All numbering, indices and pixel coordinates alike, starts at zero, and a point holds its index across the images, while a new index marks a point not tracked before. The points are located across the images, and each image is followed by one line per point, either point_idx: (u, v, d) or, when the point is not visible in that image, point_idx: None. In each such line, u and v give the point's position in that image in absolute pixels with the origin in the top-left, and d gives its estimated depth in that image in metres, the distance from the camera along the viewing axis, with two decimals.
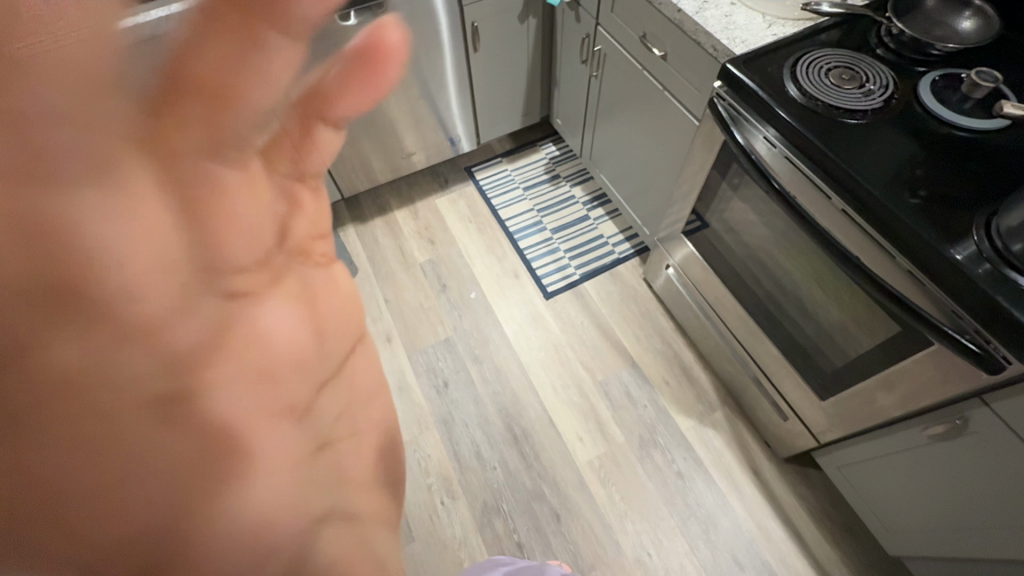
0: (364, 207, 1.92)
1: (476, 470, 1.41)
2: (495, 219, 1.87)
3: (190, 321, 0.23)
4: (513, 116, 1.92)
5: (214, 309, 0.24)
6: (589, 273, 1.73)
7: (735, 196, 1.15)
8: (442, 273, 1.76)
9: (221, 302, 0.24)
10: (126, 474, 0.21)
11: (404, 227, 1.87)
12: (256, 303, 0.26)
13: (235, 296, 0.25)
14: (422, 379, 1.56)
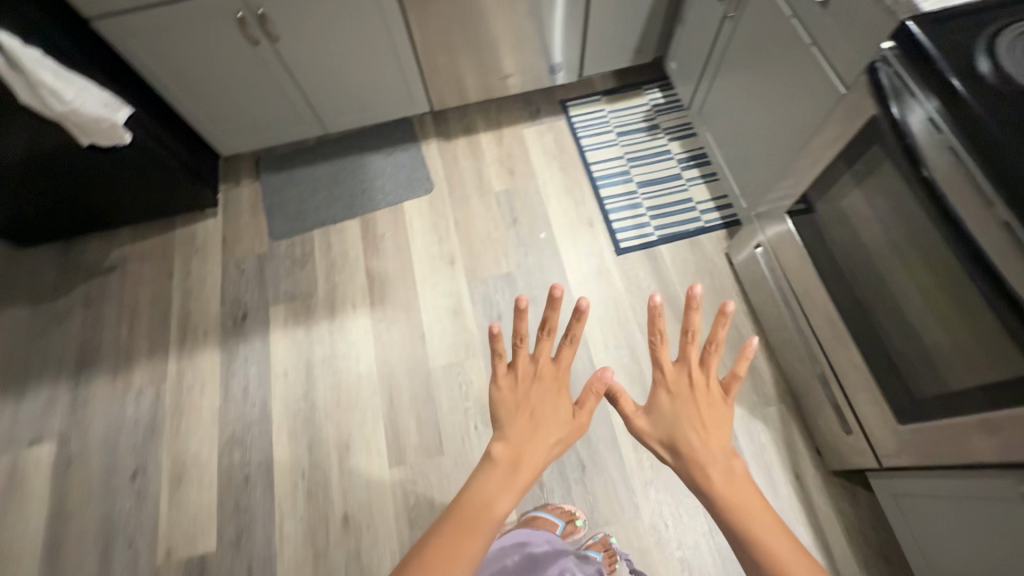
0: (450, 124, 1.86)
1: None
2: (581, 160, 1.78)
3: (502, 398, 0.82)
4: (624, 50, 1.76)
5: (501, 391, 0.83)
6: (668, 237, 1.63)
7: (856, 188, 1.02)
8: (516, 206, 1.71)
9: (503, 389, 0.83)
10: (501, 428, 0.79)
11: (487, 152, 1.81)
12: (513, 383, 0.84)
13: (503, 385, 0.83)
14: (478, 308, 1.56)
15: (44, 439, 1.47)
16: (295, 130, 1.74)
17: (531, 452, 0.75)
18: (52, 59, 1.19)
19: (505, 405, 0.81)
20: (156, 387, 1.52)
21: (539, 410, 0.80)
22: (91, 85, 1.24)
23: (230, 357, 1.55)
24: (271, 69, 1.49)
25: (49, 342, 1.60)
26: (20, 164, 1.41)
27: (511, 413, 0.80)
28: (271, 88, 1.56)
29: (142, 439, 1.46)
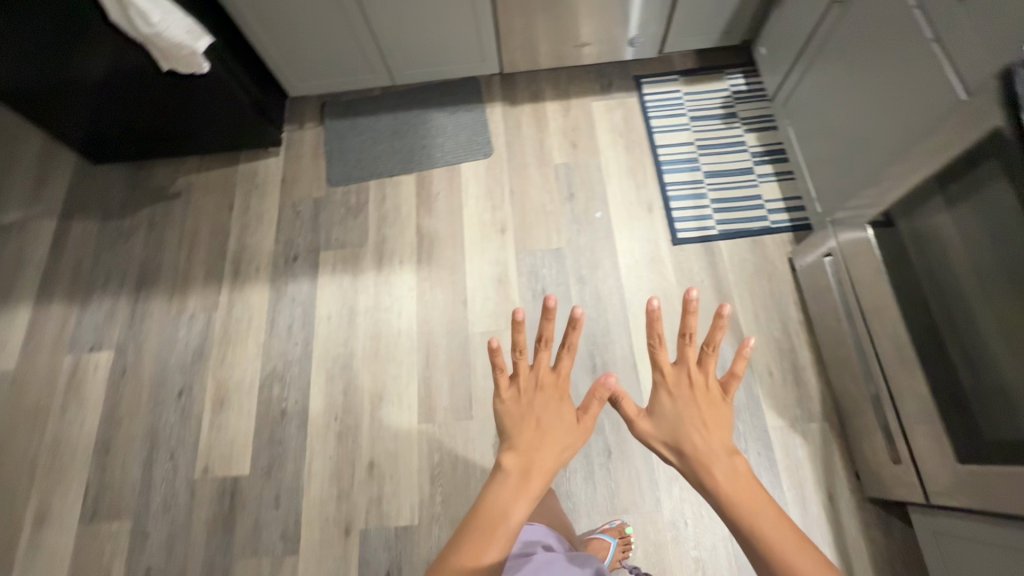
0: (517, 88, 1.81)
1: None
2: (648, 142, 1.70)
3: (509, 410, 0.89)
4: (712, 29, 1.65)
5: (507, 404, 0.90)
6: (730, 233, 1.56)
7: (946, 212, 0.96)
8: (574, 181, 1.66)
9: (507, 401, 0.90)
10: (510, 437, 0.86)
11: (552, 123, 1.76)
12: (517, 395, 0.90)
13: (508, 397, 0.90)
14: (523, 280, 1.55)
15: (103, 347, 1.56)
16: (362, 77, 1.72)
17: (544, 456, 0.82)
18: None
19: (512, 419, 0.88)
20: (208, 314, 1.58)
21: (544, 418, 0.87)
22: (176, 11, 1.24)
23: (279, 295, 1.59)
24: (347, 12, 1.47)
25: (115, 257, 1.69)
26: (101, 81, 1.44)
27: (518, 424, 0.87)
28: (345, 32, 1.54)
29: (191, 360, 1.53)
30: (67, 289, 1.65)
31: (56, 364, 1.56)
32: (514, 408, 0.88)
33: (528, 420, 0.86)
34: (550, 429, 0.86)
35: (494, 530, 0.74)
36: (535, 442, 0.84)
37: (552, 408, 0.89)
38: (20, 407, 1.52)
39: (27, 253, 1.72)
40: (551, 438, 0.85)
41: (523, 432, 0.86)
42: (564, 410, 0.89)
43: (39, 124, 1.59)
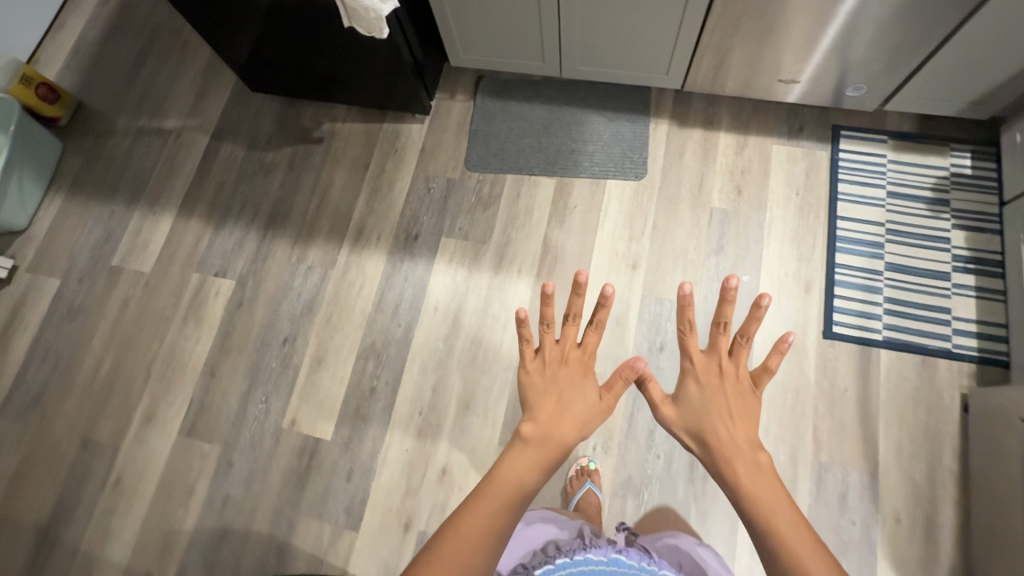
0: (691, 109, 1.61)
1: (640, 442, 1.34)
2: (827, 209, 1.47)
3: (530, 382, 0.87)
4: (956, 97, 1.35)
5: (529, 376, 0.88)
6: (896, 342, 1.33)
7: None
8: (727, 232, 1.48)
9: (529, 374, 0.88)
10: (531, 406, 0.83)
11: (720, 159, 1.56)
12: (541, 368, 0.88)
13: (530, 370, 0.88)
14: (642, 327, 1.43)
15: (227, 276, 1.64)
16: (527, 62, 1.60)
17: (565, 426, 0.79)
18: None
19: (534, 392, 0.85)
20: (324, 271, 1.60)
21: (567, 392, 0.84)
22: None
23: (393, 270, 1.58)
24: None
25: (253, 188, 1.74)
26: (269, 5, 1.40)
27: (540, 396, 0.84)
28: (527, 15, 1.41)
29: (300, 312, 1.57)
30: (206, 209, 1.73)
31: (184, 279, 1.66)
32: (536, 380, 0.87)
33: (551, 395, 0.84)
34: (572, 403, 0.82)
35: (510, 496, 0.70)
36: (556, 413, 0.81)
37: (575, 382, 0.86)
38: (147, 311, 1.65)
39: (179, 163, 1.81)
40: (573, 412, 0.81)
41: (545, 402, 0.82)
42: (587, 384, 0.86)
43: (202, 30, 1.60)
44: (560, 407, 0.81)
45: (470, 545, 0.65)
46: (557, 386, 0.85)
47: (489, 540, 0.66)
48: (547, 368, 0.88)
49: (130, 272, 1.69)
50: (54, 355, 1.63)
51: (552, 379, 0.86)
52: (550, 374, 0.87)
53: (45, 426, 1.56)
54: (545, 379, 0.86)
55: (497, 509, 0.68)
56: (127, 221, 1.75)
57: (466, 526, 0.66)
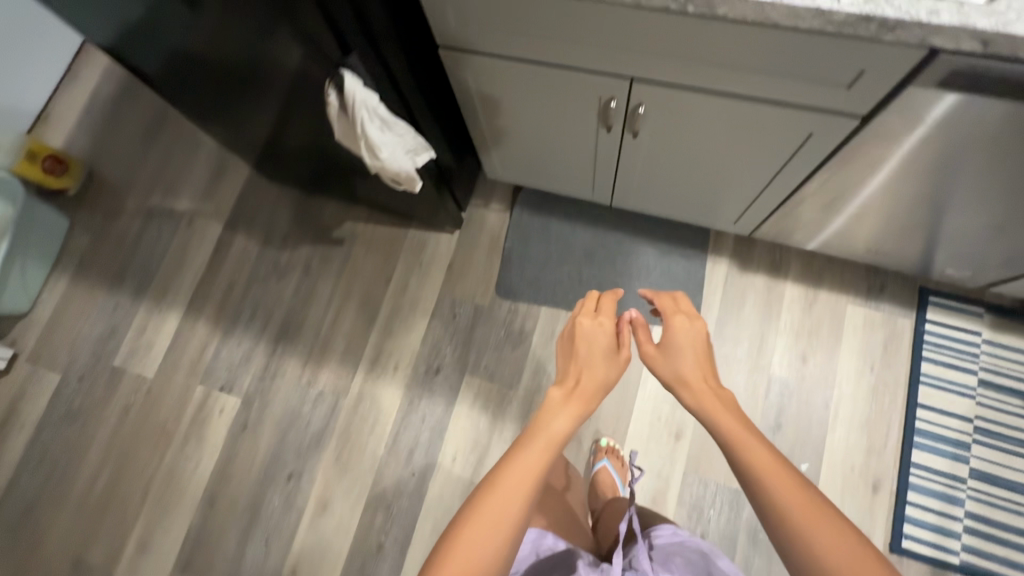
0: (755, 250, 1.42)
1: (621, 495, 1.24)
2: (906, 392, 1.28)
3: (564, 345, 0.74)
4: None
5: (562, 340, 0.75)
6: (976, 570, 1.16)
7: None
8: (787, 408, 1.31)
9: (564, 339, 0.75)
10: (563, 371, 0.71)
11: (784, 315, 1.38)
12: (571, 331, 0.75)
13: (565, 336, 0.75)
14: (681, 513, 1.29)
15: (233, 392, 1.53)
16: (576, 188, 1.38)
17: (594, 383, 0.68)
18: (365, 74, 0.86)
19: (562, 352, 0.74)
20: (336, 399, 1.48)
21: (590, 351, 0.71)
22: (398, 121, 0.93)
23: (410, 408, 1.45)
24: (601, 141, 1.10)
25: (264, 292, 1.62)
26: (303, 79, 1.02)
27: (574, 357, 0.72)
28: (585, 156, 1.20)
29: (308, 444, 1.46)
30: (214, 310, 1.62)
31: (188, 390, 1.55)
32: (565, 342, 0.74)
33: (582, 352, 0.71)
34: (601, 360, 0.70)
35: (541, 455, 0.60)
36: (586, 367, 0.70)
37: (596, 332, 0.73)
38: (149, 422, 1.54)
39: (189, 253, 1.69)
40: (600, 368, 0.70)
41: (578, 362, 0.71)
42: (606, 332, 0.73)
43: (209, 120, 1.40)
44: (590, 362, 0.70)
45: (500, 521, 0.56)
46: (588, 346, 0.72)
47: (517, 504, 0.57)
48: (581, 328, 0.74)
49: (132, 375, 1.59)
50: (53, 460, 1.55)
51: (585, 336, 0.72)
52: (585, 333, 0.73)
53: (38, 541, 1.48)
54: (578, 342, 0.72)
55: (530, 468, 0.59)
56: (133, 314, 1.65)
57: (494, 497, 0.57)
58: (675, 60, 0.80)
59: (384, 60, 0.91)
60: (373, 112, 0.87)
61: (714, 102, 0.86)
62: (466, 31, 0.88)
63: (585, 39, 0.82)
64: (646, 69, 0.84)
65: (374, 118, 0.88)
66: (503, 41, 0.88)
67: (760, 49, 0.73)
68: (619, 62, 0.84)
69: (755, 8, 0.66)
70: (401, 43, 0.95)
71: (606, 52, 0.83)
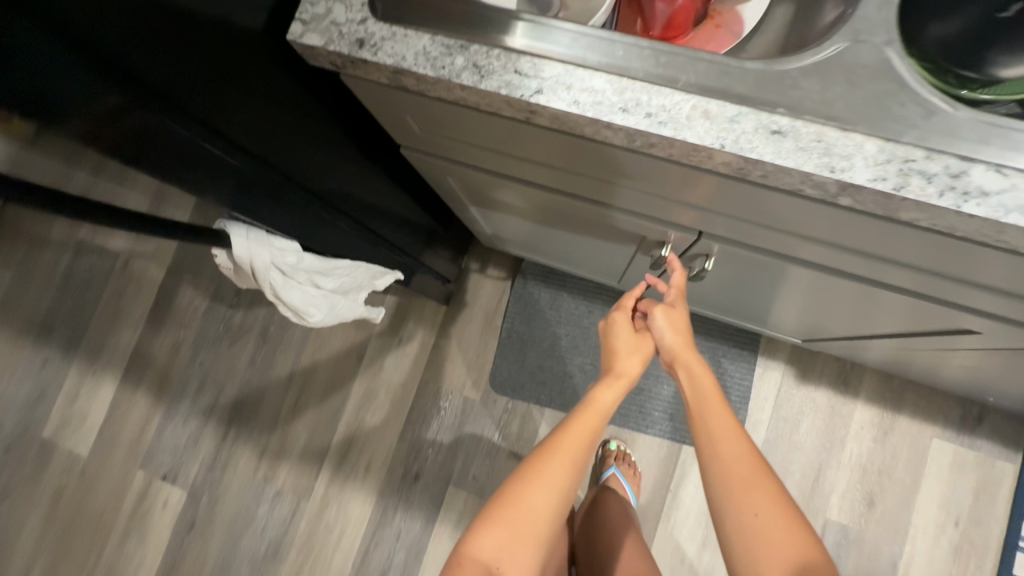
0: (819, 356, 1.13)
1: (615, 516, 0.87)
2: (997, 558, 1.02)
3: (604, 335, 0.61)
4: None
5: (607, 330, 0.61)
6: None
7: None
8: (844, 563, 1.06)
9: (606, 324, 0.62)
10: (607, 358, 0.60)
11: (851, 444, 1.09)
12: (611, 321, 0.61)
13: (607, 320, 0.62)
14: None
15: (177, 483, 1.30)
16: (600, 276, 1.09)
17: (626, 384, 0.57)
18: (281, 222, 0.58)
19: (607, 340, 0.61)
20: (295, 502, 1.25)
21: (625, 347, 0.59)
22: (326, 260, 0.66)
23: (383, 521, 1.21)
24: (641, 260, 0.83)
25: (213, 361, 1.35)
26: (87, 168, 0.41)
27: (616, 347, 0.59)
28: (616, 266, 0.91)
29: (263, 554, 1.24)
30: (155, 380, 1.36)
31: (126, 478, 1.32)
32: (608, 328, 0.61)
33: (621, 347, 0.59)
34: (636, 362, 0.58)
35: (573, 460, 0.52)
36: (628, 361, 0.58)
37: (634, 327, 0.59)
38: (83, 512, 1.32)
39: (126, 304, 1.40)
40: (633, 367, 0.57)
41: (619, 355, 0.59)
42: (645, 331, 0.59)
43: None
44: (629, 359, 0.58)
45: (533, 522, 0.50)
46: (625, 347, 0.58)
47: (547, 514, 0.51)
48: (619, 320, 0.60)
49: (61, 453, 1.35)
50: None
51: (624, 329, 0.60)
52: (624, 330, 0.59)
53: None
54: (620, 338, 0.59)
55: (561, 474, 0.51)
56: (61, 378, 1.39)
57: (522, 496, 0.51)
58: (772, 230, 0.53)
59: (311, 172, 0.59)
60: (284, 273, 0.61)
61: (814, 273, 0.60)
62: (449, 151, 0.59)
63: (627, 185, 0.53)
64: (722, 229, 0.57)
65: (287, 280, 0.61)
66: (511, 164, 0.56)
67: (917, 250, 0.48)
68: (679, 216, 0.56)
69: (987, 227, 0.34)
70: (336, 130, 0.61)
71: (660, 203, 0.55)
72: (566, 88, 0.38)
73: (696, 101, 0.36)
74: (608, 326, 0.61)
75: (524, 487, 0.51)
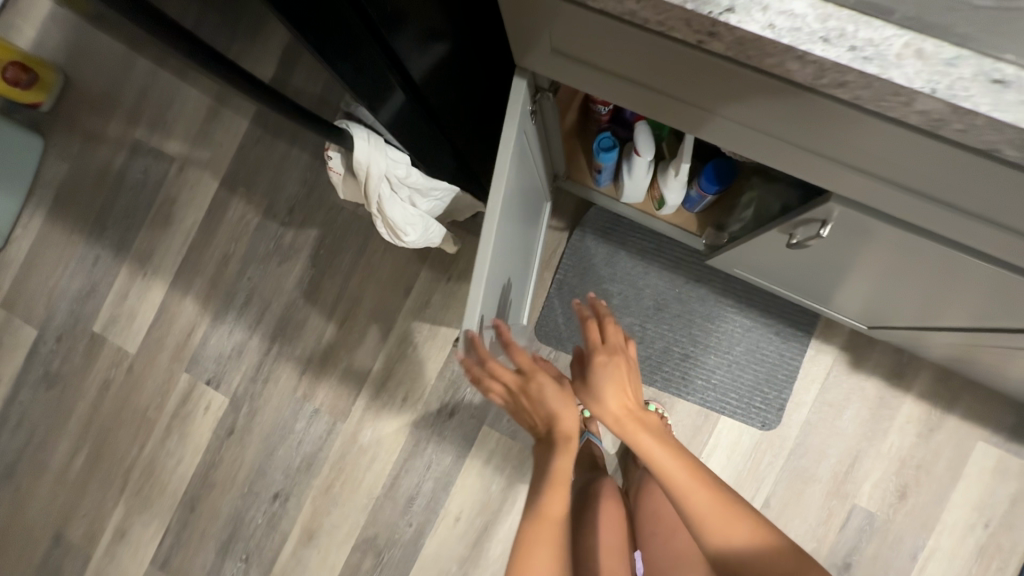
0: (875, 346, 1.11)
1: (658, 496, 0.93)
2: (1021, 563, 1.03)
3: (516, 405, 0.75)
4: None
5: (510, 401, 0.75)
6: None
7: None
8: (865, 547, 1.08)
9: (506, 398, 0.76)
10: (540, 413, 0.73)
11: (892, 436, 1.09)
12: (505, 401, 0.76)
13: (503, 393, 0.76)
14: None
15: (219, 388, 1.34)
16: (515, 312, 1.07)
17: (557, 431, 0.72)
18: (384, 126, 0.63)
19: (518, 406, 0.75)
20: (332, 421, 1.29)
21: (543, 405, 0.73)
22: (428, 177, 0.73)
23: (415, 450, 1.25)
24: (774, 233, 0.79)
25: (261, 278, 1.36)
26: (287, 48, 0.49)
27: (535, 409, 0.73)
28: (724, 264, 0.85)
29: (298, 465, 1.30)
30: (203, 288, 1.38)
31: (171, 378, 1.37)
32: (511, 399, 0.75)
33: (538, 408, 0.73)
34: (555, 415, 0.73)
35: (552, 507, 0.67)
36: (549, 413, 0.73)
37: (532, 388, 0.72)
38: (130, 404, 1.38)
39: (180, 210, 1.40)
40: (557, 416, 0.73)
41: (542, 416, 0.73)
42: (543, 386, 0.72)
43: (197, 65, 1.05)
44: (549, 415, 0.73)
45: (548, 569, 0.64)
46: (539, 407, 0.73)
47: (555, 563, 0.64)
48: (513, 381, 0.73)
49: (111, 347, 1.40)
50: (29, 426, 1.42)
51: (525, 389, 0.73)
52: (532, 393, 0.73)
53: (13, 505, 1.40)
54: (531, 397, 0.73)
55: (550, 539, 0.65)
56: (112, 277, 1.42)
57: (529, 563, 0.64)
58: (905, 193, 0.49)
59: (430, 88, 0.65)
60: (390, 180, 0.69)
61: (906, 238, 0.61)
62: (563, 73, 0.57)
63: (754, 127, 0.50)
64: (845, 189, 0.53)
65: (392, 190, 0.71)
66: (629, 91, 0.54)
67: None
68: (797, 169, 0.53)
69: None
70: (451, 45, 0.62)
71: (784, 153, 0.52)
72: (762, 9, 0.34)
73: (911, 38, 0.33)
74: (512, 395, 0.74)
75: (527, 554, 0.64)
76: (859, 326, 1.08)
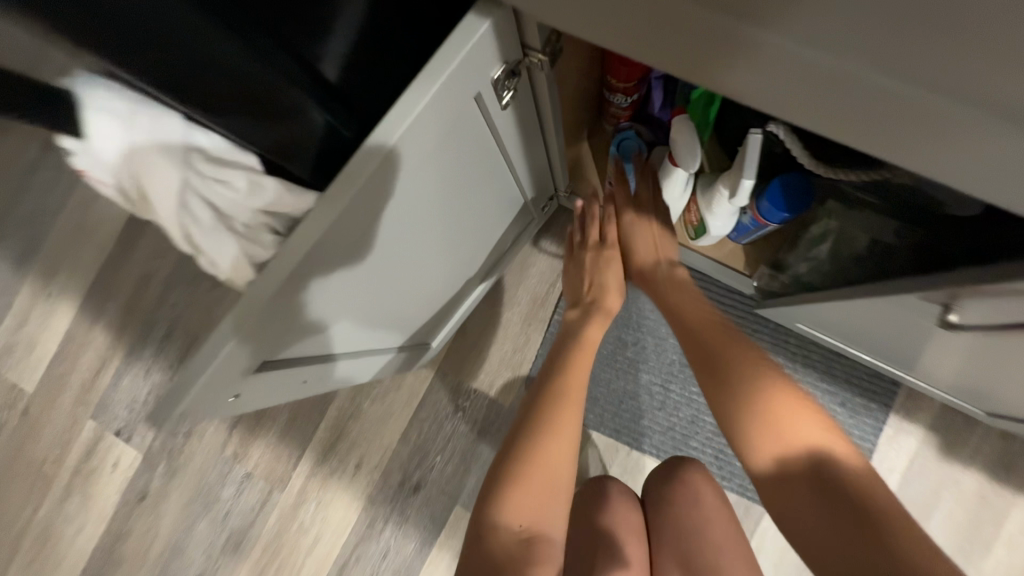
0: (975, 427, 0.84)
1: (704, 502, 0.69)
2: None
3: (576, 276, 0.80)
4: None
5: (575, 269, 0.80)
6: None
7: None
8: None
9: (568, 268, 0.82)
10: (599, 286, 0.76)
11: (999, 550, 0.81)
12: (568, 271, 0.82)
13: (570, 259, 0.82)
14: None
15: (131, 442, 1.08)
16: (425, 330, 0.83)
17: (609, 299, 0.75)
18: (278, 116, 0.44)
19: (576, 276, 0.80)
20: (267, 490, 1.02)
21: (602, 272, 0.76)
22: (226, 163, 0.46)
23: (368, 533, 0.98)
24: (906, 305, 0.53)
25: (190, 305, 1.10)
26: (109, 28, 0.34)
27: (592, 283, 0.77)
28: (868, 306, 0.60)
29: (222, 544, 1.02)
30: (117, 315, 1.12)
31: (75, 426, 1.10)
32: (571, 270, 0.81)
33: (597, 282, 0.76)
34: (612, 284, 0.76)
35: (570, 400, 0.63)
36: (609, 282, 0.76)
37: (595, 261, 0.77)
38: (23, 456, 1.12)
39: (95, 219, 1.15)
40: (609, 287, 0.76)
41: (594, 291, 0.76)
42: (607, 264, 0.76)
43: None
44: (602, 292, 0.75)
45: (559, 463, 0.58)
46: (599, 282, 0.76)
47: (568, 461, 0.58)
48: (584, 252, 0.79)
49: (5, 383, 1.14)
50: None
51: (589, 260, 0.78)
52: (592, 267, 0.77)
53: None
54: (590, 265, 0.77)
55: (567, 436, 0.60)
56: (11, 297, 1.16)
57: (550, 454, 0.58)
58: None
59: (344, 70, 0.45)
60: (193, 206, 0.47)
61: None
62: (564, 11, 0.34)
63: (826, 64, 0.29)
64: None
65: (208, 222, 0.47)
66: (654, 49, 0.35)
67: None
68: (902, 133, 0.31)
69: None
70: None
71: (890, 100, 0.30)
72: None
73: None
74: (576, 265, 0.80)
75: (542, 446, 0.58)
76: (971, 410, 0.79)
